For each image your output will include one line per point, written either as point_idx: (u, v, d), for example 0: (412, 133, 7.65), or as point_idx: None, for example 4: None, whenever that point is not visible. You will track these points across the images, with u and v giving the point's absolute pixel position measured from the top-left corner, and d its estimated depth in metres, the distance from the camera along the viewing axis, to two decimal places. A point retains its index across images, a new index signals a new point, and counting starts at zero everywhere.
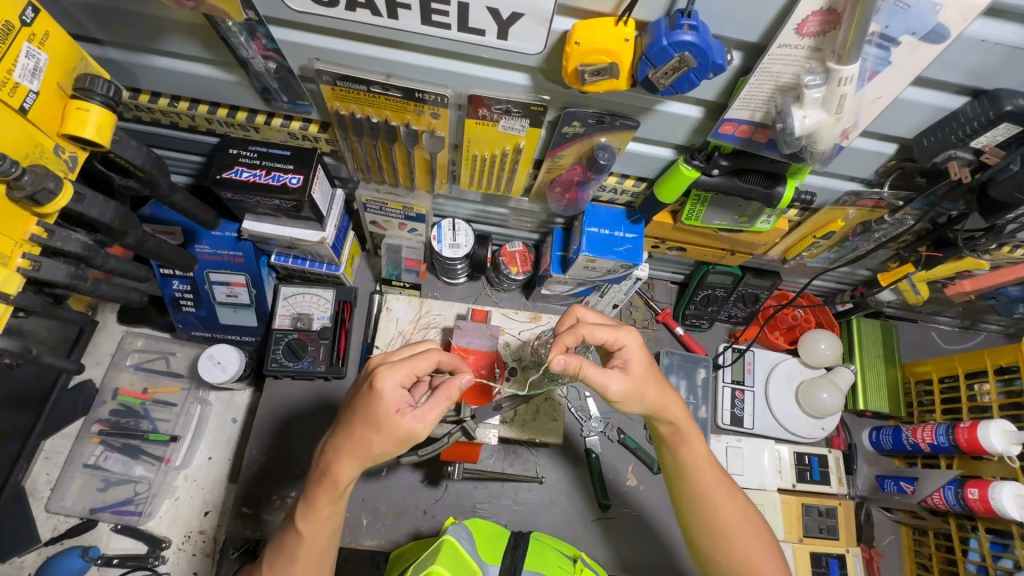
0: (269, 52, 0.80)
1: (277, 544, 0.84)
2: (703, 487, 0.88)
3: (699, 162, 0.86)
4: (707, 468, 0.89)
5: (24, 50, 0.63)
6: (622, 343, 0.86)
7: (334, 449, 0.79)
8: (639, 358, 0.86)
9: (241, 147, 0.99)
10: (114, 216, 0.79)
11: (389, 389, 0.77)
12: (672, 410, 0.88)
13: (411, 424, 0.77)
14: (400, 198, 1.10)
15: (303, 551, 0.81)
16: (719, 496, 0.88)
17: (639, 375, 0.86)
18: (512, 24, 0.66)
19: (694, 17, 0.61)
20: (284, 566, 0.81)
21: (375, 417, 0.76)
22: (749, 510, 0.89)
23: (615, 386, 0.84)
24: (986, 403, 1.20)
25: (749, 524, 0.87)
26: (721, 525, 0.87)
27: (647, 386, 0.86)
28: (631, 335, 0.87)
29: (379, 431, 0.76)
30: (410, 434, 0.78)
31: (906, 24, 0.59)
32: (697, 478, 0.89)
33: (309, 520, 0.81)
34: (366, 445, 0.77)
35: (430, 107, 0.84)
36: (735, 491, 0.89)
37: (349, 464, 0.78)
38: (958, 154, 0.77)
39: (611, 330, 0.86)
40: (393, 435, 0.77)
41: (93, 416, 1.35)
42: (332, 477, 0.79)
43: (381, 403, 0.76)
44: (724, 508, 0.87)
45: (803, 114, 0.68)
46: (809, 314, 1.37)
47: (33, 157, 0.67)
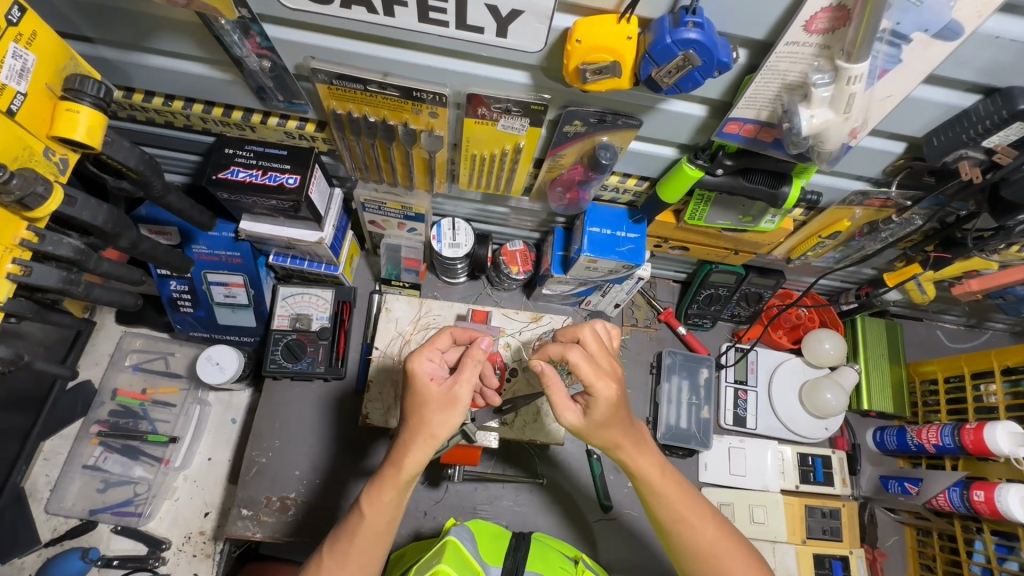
0: (264, 51, 0.78)
1: (339, 525, 0.80)
2: (675, 516, 0.82)
3: (703, 161, 0.84)
4: (679, 496, 0.82)
5: (11, 51, 0.62)
6: (593, 391, 0.73)
7: (398, 438, 0.77)
8: (605, 409, 0.75)
9: (238, 147, 0.97)
10: (106, 219, 0.78)
11: (419, 361, 0.77)
12: (626, 441, 0.81)
13: (451, 387, 0.75)
14: (400, 198, 1.09)
15: (362, 533, 0.77)
16: (697, 523, 0.82)
17: (601, 421, 0.76)
18: (511, 21, 0.65)
19: (699, 14, 0.59)
20: (342, 546, 0.77)
21: (417, 392, 0.76)
22: (728, 532, 0.83)
23: (570, 422, 0.77)
24: (993, 404, 1.18)
25: (728, 553, 0.81)
26: (702, 555, 0.81)
27: (603, 428, 0.78)
28: (608, 386, 0.74)
29: (425, 403, 0.75)
30: (452, 395, 0.75)
31: (918, 21, 0.58)
32: (666, 507, 0.82)
33: (373, 499, 0.77)
34: (419, 423, 0.75)
35: (428, 106, 0.82)
36: (709, 515, 0.83)
37: (413, 446, 0.75)
38: (968, 154, 0.75)
39: (586, 373, 0.73)
40: (440, 403, 0.75)
41: (92, 417, 1.34)
42: (396, 462, 0.76)
43: (416, 376, 0.76)
44: (700, 537, 0.81)
45: (810, 113, 0.66)
46: (813, 313, 1.35)
47: (22, 160, 0.66)
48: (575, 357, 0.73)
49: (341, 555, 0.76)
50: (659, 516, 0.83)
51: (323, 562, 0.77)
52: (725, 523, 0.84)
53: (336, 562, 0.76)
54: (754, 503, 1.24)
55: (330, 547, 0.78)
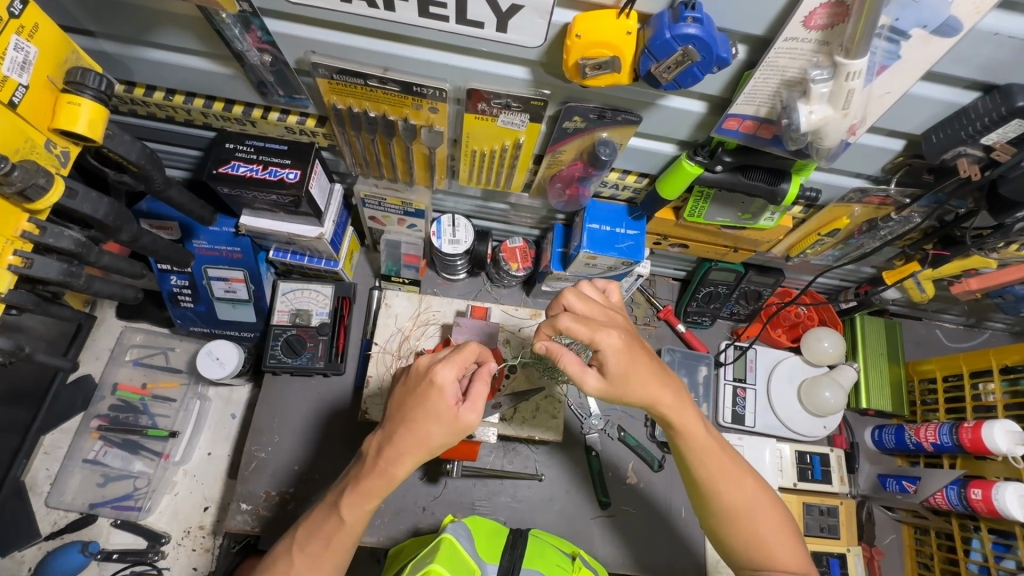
0: (264, 45, 0.78)
1: (311, 525, 0.81)
2: (714, 475, 0.84)
3: (703, 157, 0.84)
4: (719, 457, 0.84)
5: (13, 43, 0.62)
6: (597, 345, 0.76)
7: (393, 443, 0.76)
8: (616, 358, 0.76)
9: (238, 142, 0.98)
10: (108, 212, 0.78)
11: (447, 380, 0.74)
12: (663, 398, 0.81)
13: (465, 414, 0.75)
14: (400, 193, 1.09)
15: (338, 537, 0.79)
16: (735, 479, 0.85)
17: (619, 377, 0.77)
18: (512, 16, 0.65)
19: (698, 9, 0.59)
20: (316, 550, 0.79)
21: (434, 407, 0.74)
22: (763, 491, 0.86)
23: (591, 387, 0.78)
24: (991, 403, 1.19)
25: (762, 509, 0.84)
26: (735, 513, 0.84)
27: (632, 384, 0.78)
28: (610, 336, 0.76)
29: (439, 424, 0.74)
30: (464, 426, 0.75)
31: (917, 17, 0.58)
32: (704, 466, 0.84)
33: (354, 506, 0.78)
34: (424, 438, 0.75)
35: (429, 102, 0.82)
36: (745, 475, 0.85)
37: (409, 457, 0.76)
38: (967, 152, 0.75)
39: (584, 331, 0.75)
40: (452, 428, 0.75)
41: (93, 411, 1.34)
42: (387, 471, 0.77)
43: (440, 395, 0.74)
44: (737, 494, 0.84)
45: (809, 109, 0.66)
46: (813, 311, 1.36)
47: (24, 152, 0.66)
48: (567, 322, 0.76)
49: (315, 560, 0.78)
50: (696, 475, 0.85)
51: (294, 562, 0.78)
52: (759, 480, 0.87)
53: (308, 563, 0.78)
54: None
55: (301, 547, 0.79)
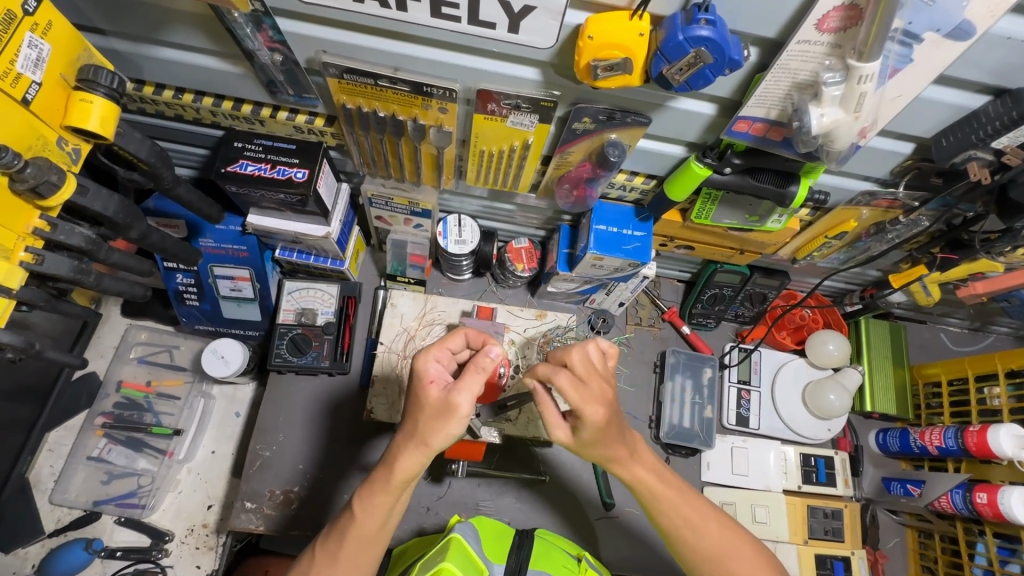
0: (275, 44, 0.78)
1: (331, 525, 0.81)
2: (676, 522, 0.82)
3: (711, 160, 0.85)
4: (680, 500, 0.83)
5: (27, 40, 0.62)
6: (582, 415, 0.70)
7: (396, 437, 0.77)
8: (593, 430, 0.72)
9: (246, 141, 0.98)
10: (117, 209, 0.78)
11: (425, 363, 0.75)
12: (623, 455, 0.79)
13: (450, 394, 0.72)
14: (407, 193, 1.09)
15: (352, 533, 0.77)
16: (699, 525, 0.82)
17: (590, 439, 0.74)
18: (523, 17, 0.65)
19: (711, 11, 0.59)
20: (332, 547, 0.77)
21: (418, 394, 0.74)
22: (730, 531, 0.82)
23: (560, 439, 0.77)
24: (996, 407, 1.19)
25: (734, 554, 0.80)
26: (706, 557, 0.81)
27: (599, 445, 0.76)
28: (597, 409, 0.70)
29: (422, 408, 0.73)
30: (449, 403, 0.71)
31: (931, 20, 0.58)
32: (666, 515, 0.82)
33: (366, 502, 0.77)
34: (414, 425, 0.74)
35: (438, 102, 0.82)
36: (710, 516, 0.83)
37: (409, 451, 0.73)
38: (976, 154, 0.75)
39: (573, 398, 0.70)
40: (437, 411, 0.72)
41: (97, 408, 1.34)
42: (387, 465, 0.76)
43: (419, 379, 0.74)
44: (702, 538, 0.81)
45: (820, 112, 0.66)
46: (817, 314, 1.35)
47: (37, 149, 0.66)
48: (558, 381, 0.71)
49: (331, 558, 0.77)
50: (659, 523, 0.83)
51: (314, 559, 0.78)
52: (726, 520, 0.83)
53: (327, 561, 0.77)
54: (756, 503, 1.24)
55: (321, 545, 0.79)
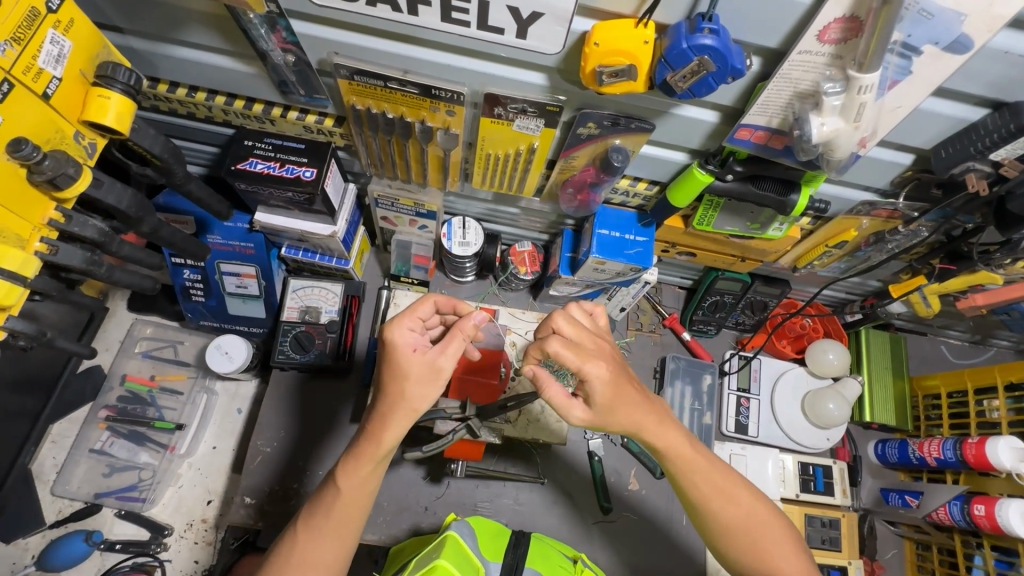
0: (288, 45, 0.80)
1: (314, 501, 0.82)
2: (708, 494, 0.84)
3: (714, 166, 0.85)
4: (711, 480, 0.84)
5: (50, 37, 0.64)
6: (585, 375, 0.75)
7: (378, 410, 0.78)
8: (603, 390, 0.76)
9: (257, 139, 1.00)
10: (130, 203, 0.80)
11: (400, 334, 0.77)
12: (649, 423, 0.81)
13: (434, 358, 0.77)
14: (413, 194, 1.11)
15: (339, 507, 0.79)
16: (727, 496, 0.85)
17: (604, 405, 0.77)
18: (531, 23, 0.66)
19: (715, 21, 0.61)
20: (318, 523, 0.79)
21: (399, 364, 0.76)
22: (759, 503, 0.86)
23: (578, 417, 0.78)
24: (995, 419, 1.19)
25: (759, 519, 0.85)
26: (735, 526, 0.84)
27: (616, 412, 0.78)
28: (598, 368, 0.75)
29: (413, 377, 0.76)
30: (435, 368, 0.77)
31: (929, 33, 0.59)
32: (697, 487, 0.84)
33: (351, 473, 0.79)
34: (401, 395, 0.76)
35: (446, 104, 0.84)
36: (739, 486, 0.86)
37: (397, 421, 0.77)
38: (976, 167, 0.76)
39: (573, 359, 0.75)
40: (427, 378, 0.77)
41: (101, 402, 1.36)
42: (376, 436, 0.77)
43: (398, 349, 0.76)
44: (733, 511, 0.84)
45: (821, 121, 0.67)
46: (818, 324, 1.36)
47: (54, 143, 0.68)
48: (555, 348, 0.75)
49: (318, 532, 0.78)
50: (690, 496, 0.85)
51: (297, 538, 0.79)
52: (753, 491, 0.87)
53: (310, 537, 0.79)
54: None
55: (305, 524, 0.80)
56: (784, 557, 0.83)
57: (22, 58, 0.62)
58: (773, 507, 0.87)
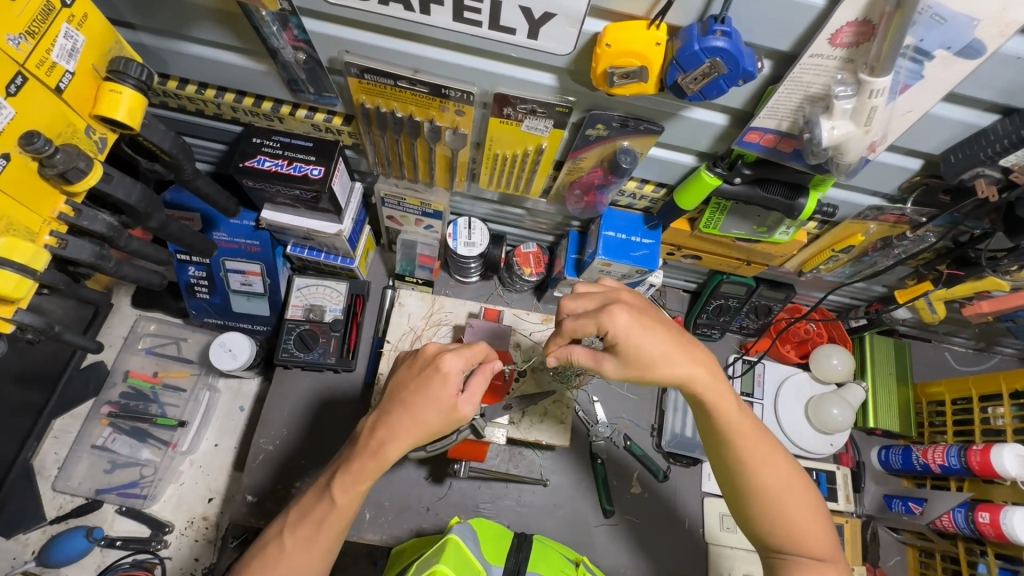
0: (299, 43, 0.80)
1: (303, 510, 0.82)
2: (749, 452, 0.82)
3: (722, 170, 0.85)
4: (750, 436, 0.82)
5: (63, 32, 0.64)
6: (604, 326, 0.78)
7: (392, 423, 0.80)
8: (626, 339, 0.78)
9: (265, 137, 1.00)
10: (139, 198, 0.80)
11: (452, 368, 0.80)
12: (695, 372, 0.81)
13: (462, 407, 0.79)
14: (419, 194, 1.11)
15: (330, 520, 0.79)
16: (765, 460, 0.82)
17: (637, 349, 0.78)
18: (544, 23, 0.67)
19: (727, 24, 0.61)
20: (308, 532, 0.79)
21: (435, 392, 0.79)
22: (796, 470, 0.83)
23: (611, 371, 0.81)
24: (1000, 426, 1.18)
25: (793, 491, 0.82)
26: (769, 490, 0.81)
27: (655, 352, 0.79)
28: (615, 318, 0.77)
29: (435, 409, 0.79)
30: (457, 415, 0.80)
31: (942, 38, 0.59)
32: (738, 445, 0.82)
33: (347, 487, 0.79)
34: (418, 420, 0.79)
35: (455, 104, 0.84)
36: (778, 452, 0.83)
37: (402, 439, 0.79)
38: (986, 172, 0.76)
39: (587, 313, 0.80)
40: (447, 416, 0.79)
41: (103, 398, 1.35)
42: (377, 453, 0.79)
43: (442, 383, 0.79)
44: (771, 473, 0.81)
45: (831, 124, 0.67)
46: (822, 328, 1.37)
47: (65, 137, 0.68)
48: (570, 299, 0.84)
49: (307, 542, 0.78)
50: (727, 452, 0.83)
51: (286, 544, 0.79)
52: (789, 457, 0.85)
53: (300, 546, 0.78)
54: None
55: (292, 530, 0.80)
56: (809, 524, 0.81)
57: (35, 52, 0.62)
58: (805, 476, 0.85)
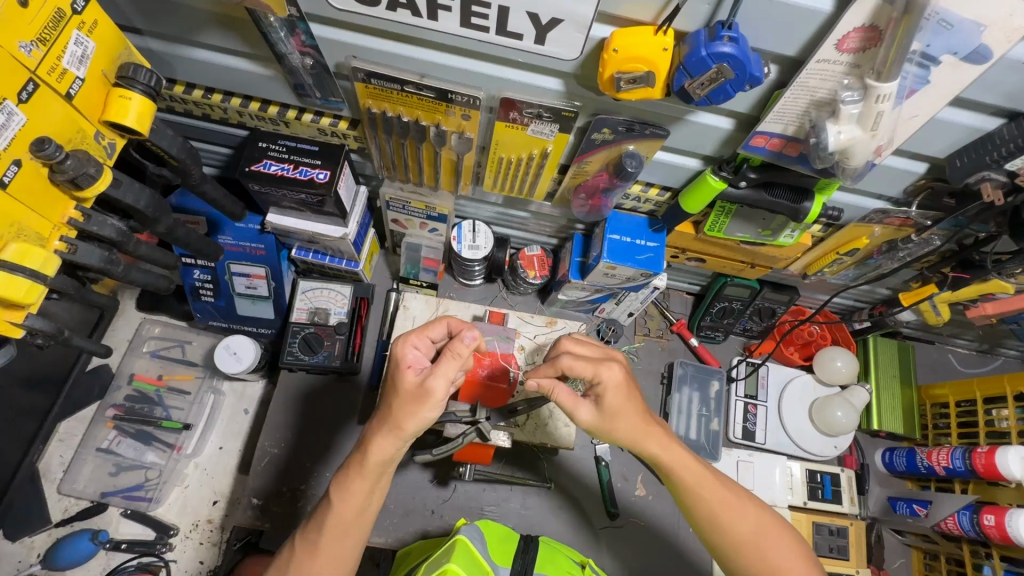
0: (307, 49, 0.81)
1: (311, 517, 0.82)
2: (717, 509, 0.82)
3: (727, 173, 0.86)
4: (719, 494, 0.83)
5: (74, 38, 0.65)
6: (600, 378, 0.83)
7: (371, 424, 0.81)
8: (616, 394, 0.83)
9: (271, 141, 1.00)
10: (148, 203, 0.80)
11: (405, 350, 0.81)
12: (654, 439, 0.84)
13: (425, 381, 0.76)
14: (424, 198, 1.11)
15: (331, 524, 0.79)
16: (735, 511, 0.82)
17: (613, 413, 0.83)
18: (550, 29, 0.67)
19: (734, 29, 0.61)
20: (312, 538, 0.79)
21: (396, 379, 0.79)
22: (768, 515, 0.84)
23: (584, 419, 0.84)
24: (1005, 429, 1.18)
25: (769, 535, 0.82)
26: (742, 543, 0.81)
27: (623, 422, 0.83)
28: (612, 371, 0.84)
29: (400, 394, 0.77)
30: (423, 388, 0.76)
31: (948, 44, 0.59)
32: (704, 503, 0.83)
33: (354, 492, 0.79)
34: (388, 410, 0.78)
35: (461, 108, 0.84)
36: (748, 504, 0.84)
37: (382, 438, 0.77)
38: (991, 176, 0.76)
39: (585, 370, 0.85)
40: (417, 397, 0.76)
41: (109, 401, 1.36)
42: (361, 450, 0.79)
43: (399, 366, 0.79)
44: (741, 524, 0.82)
45: (838, 129, 0.68)
46: (825, 330, 1.36)
47: (75, 142, 0.68)
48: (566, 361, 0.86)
49: (312, 548, 0.78)
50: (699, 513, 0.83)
51: (296, 550, 0.79)
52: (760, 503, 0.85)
53: (309, 552, 0.78)
54: None
55: (303, 537, 0.80)
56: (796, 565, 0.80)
57: (47, 58, 0.62)
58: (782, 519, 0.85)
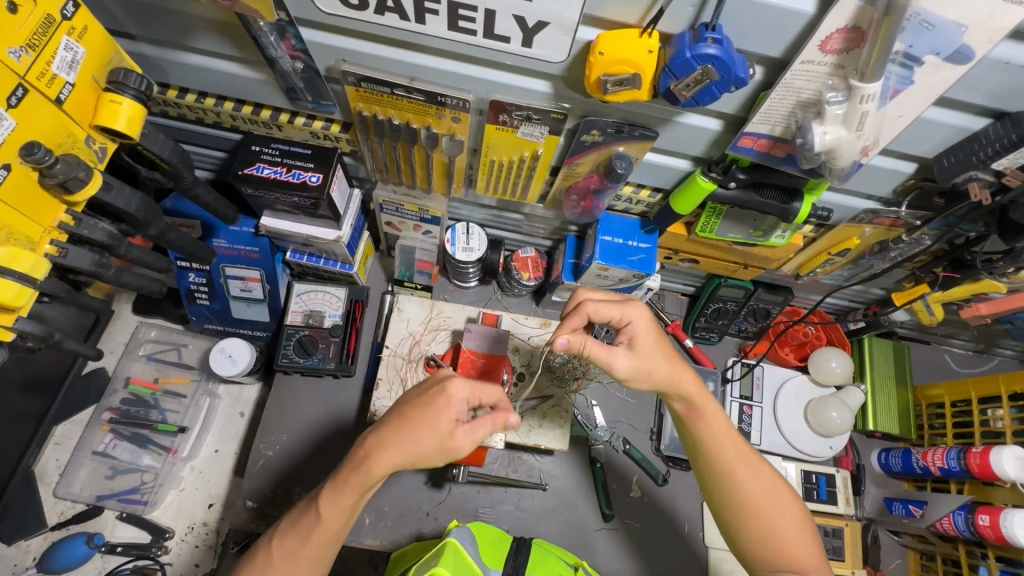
0: (297, 53, 0.81)
1: (293, 520, 0.78)
2: (734, 463, 0.84)
3: (717, 174, 0.86)
4: (737, 455, 0.85)
5: (64, 43, 0.65)
6: (629, 319, 0.85)
7: (382, 434, 0.73)
8: (646, 332, 0.85)
9: (263, 144, 1.01)
10: (139, 207, 0.81)
11: (457, 393, 0.74)
12: (686, 382, 0.85)
13: (462, 435, 0.73)
14: (417, 200, 1.11)
15: (316, 535, 0.76)
16: (750, 473, 0.84)
17: (646, 353, 0.84)
18: (537, 32, 0.67)
19: (718, 31, 0.62)
20: (293, 544, 0.76)
21: (435, 415, 0.73)
22: (781, 487, 0.85)
23: (621, 366, 0.82)
24: (1000, 429, 1.18)
25: (781, 504, 0.83)
26: (749, 506, 0.82)
27: (658, 362, 0.84)
28: (639, 310, 0.85)
29: (431, 435, 0.72)
30: (455, 445, 0.73)
31: (931, 44, 0.60)
32: (723, 455, 0.84)
33: (333, 500, 0.75)
34: (415, 442, 0.72)
35: (451, 111, 0.84)
36: (764, 468, 0.85)
37: (389, 458, 0.72)
38: (978, 176, 0.76)
39: (614, 311, 0.85)
40: (444, 446, 0.73)
41: (104, 404, 1.36)
42: (363, 467, 0.73)
43: (445, 403, 0.73)
44: (756, 486, 0.83)
45: (823, 130, 0.68)
46: (820, 331, 1.36)
47: (65, 147, 0.69)
48: (594, 305, 0.85)
49: (291, 556, 0.75)
50: (714, 466, 0.85)
51: (273, 558, 0.76)
52: (778, 475, 0.86)
53: (286, 558, 0.76)
54: None
55: (280, 541, 0.77)
56: (799, 540, 0.82)
57: (36, 64, 0.63)
58: (798, 499, 0.86)
